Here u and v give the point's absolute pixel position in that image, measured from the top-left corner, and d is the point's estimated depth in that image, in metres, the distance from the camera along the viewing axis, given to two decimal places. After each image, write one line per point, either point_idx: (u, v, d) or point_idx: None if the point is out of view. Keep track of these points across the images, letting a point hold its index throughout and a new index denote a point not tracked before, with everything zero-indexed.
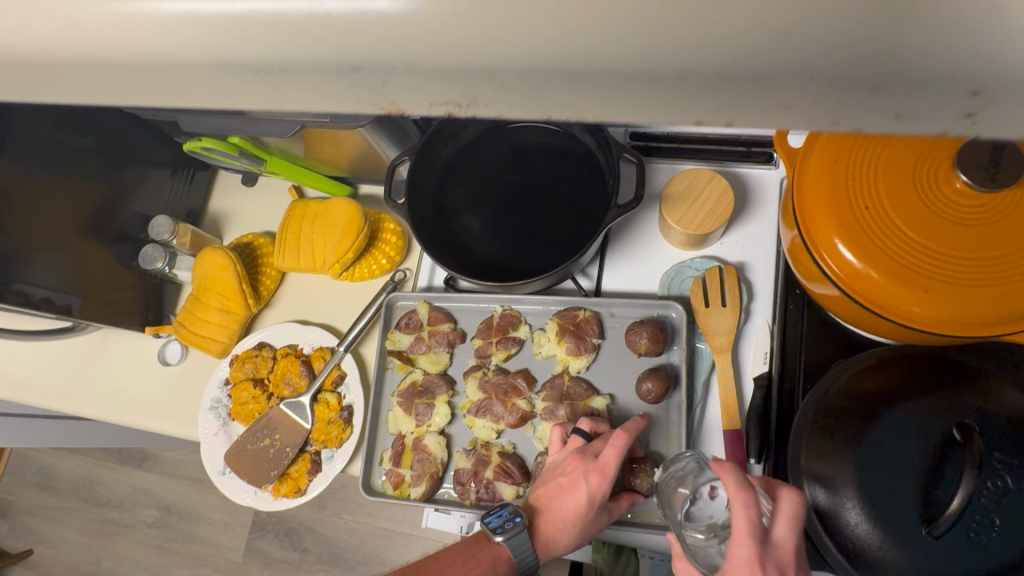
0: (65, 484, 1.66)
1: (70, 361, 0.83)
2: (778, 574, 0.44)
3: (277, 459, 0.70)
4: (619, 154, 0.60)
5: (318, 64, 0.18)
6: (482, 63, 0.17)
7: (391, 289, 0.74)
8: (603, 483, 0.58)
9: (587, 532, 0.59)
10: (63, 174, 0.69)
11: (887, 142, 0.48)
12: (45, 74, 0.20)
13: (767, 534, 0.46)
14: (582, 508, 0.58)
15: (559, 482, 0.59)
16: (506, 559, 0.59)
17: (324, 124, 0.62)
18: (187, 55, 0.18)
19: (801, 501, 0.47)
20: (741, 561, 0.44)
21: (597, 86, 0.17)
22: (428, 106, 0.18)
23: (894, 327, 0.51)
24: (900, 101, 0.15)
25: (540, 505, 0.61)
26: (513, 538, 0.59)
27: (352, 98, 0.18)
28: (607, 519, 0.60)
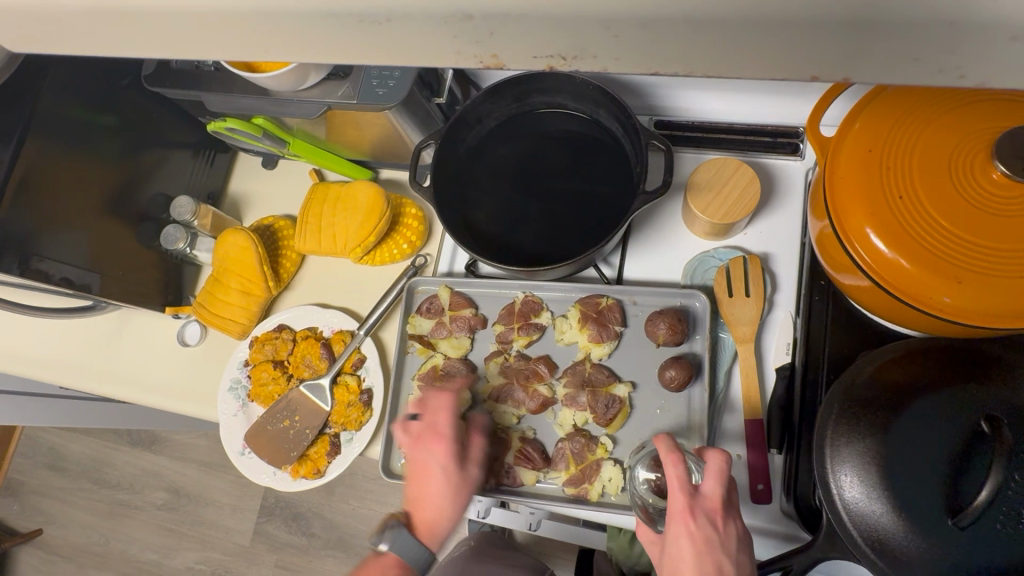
0: (75, 465, 1.67)
1: (90, 339, 0.83)
2: (708, 522, 0.52)
3: (297, 440, 0.70)
4: (648, 141, 0.59)
5: (431, 12, 0.24)
6: (566, 13, 0.23)
7: (412, 274, 0.74)
8: (447, 444, 0.60)
9: (463, 493, 0.60)
10: (87, 151, 0.69)
11: (922, 132, 0.48)
12: (214, 19, 0.26)
13: (695, 488, 0.53)
14: (444, 477, 0.59)
15: (415, 468, 0.60)
16: (396, 565, 0.58)
17: (351, 106, 0.62)
18: (328, 6, 0.24)
19: (727, 459, 0.54)
20: (676, 513, 0.52)
21: (648, 33, 0.23)
22: (534, 58, 0.25)
23: (925, 319, 0.51)
24: (968, 63, 0.22)
25: (412, 504, 0.60)
26: (395, 540, 0.58)
27: (458, 50, 0.25)
28: (475, 476, 0.61)
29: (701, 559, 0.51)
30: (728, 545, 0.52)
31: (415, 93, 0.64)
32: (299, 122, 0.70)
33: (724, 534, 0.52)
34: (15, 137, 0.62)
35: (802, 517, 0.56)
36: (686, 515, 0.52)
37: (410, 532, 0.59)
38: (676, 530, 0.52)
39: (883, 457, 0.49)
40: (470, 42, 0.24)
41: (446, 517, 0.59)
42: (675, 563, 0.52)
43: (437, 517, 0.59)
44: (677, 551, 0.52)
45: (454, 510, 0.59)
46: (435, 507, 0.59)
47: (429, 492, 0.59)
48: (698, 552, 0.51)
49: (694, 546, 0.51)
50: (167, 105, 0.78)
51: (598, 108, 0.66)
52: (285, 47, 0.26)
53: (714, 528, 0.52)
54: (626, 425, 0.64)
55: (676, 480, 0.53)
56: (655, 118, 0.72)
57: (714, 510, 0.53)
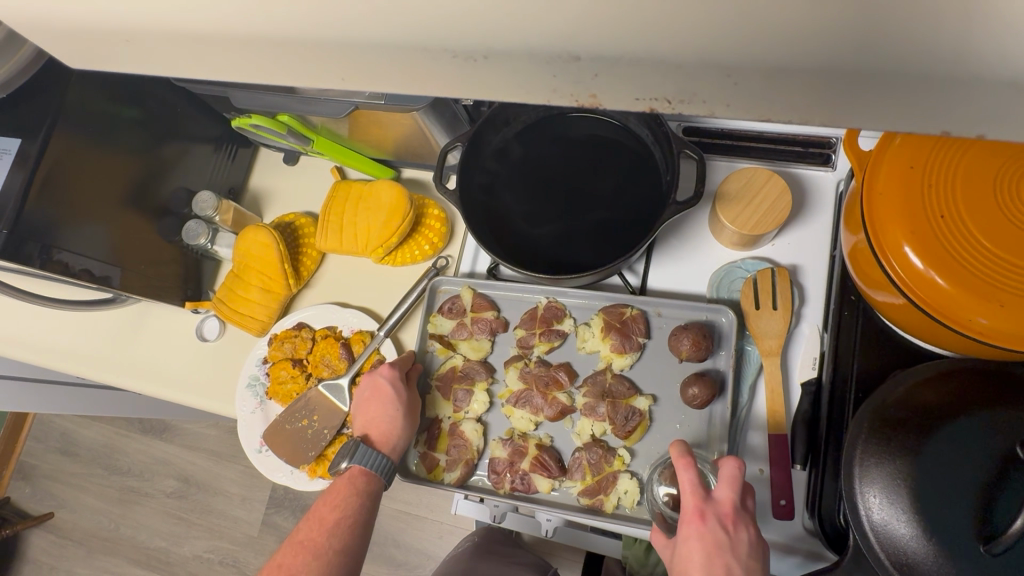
0: (87, 451, 1.69)
1: (108, 331, 0.83)
2: (720, 527, 0.51)
3: (315, 440, 0.70)
4: (679, 150, 0.58)
5: (511, 47, 0.23)
6: (658, 53, 0.22)
7: (434, 275, 0.74)
8: (394, 369, 0.67)
9: (413, 409, 0.66)
10: (111, 147, 0.68)
11: (967, 150, 0.47)
12: (277, 45, 0.25)
13: (708, 493, 0.53)
14: (395, 397, 0.65)
15: (366, 397, 0.66)
16: (362, 472, 0.64)
17: (380, 106, 0.61)
18: (399, 36, 0.23)
19: (740, 466, 0.53)
20: (686, 514, 0.52)
21: (745, 73, 0.22)
22: (636, 100, 0.23)
23: (962, 340, 0.49)
24: None
25: (367, 428, 0.65)
26: (356, 455, 0.64)
27: (543, 84, 0.24)
28: (417, 397, 0.68)
29: (709, 560, 0.50)
30: (738, 549, 0.51)
31: (443, 97, 0.63)
32: (322, 119, 0.69)
33: (736, 539, 0.51)
34: (42, 130, 0.61)
35: (827, 536, 0.55)
36: (695, 516, 0.51)
37: (368, 447, 0.64)
38: (686, 531, 0.51)
39: (914, 480, 0.48)
40: (568, 82, 0.24)
41: (399, 431, 0.65)
42: (683, 564, 0.51)
43: (389, 432, 0.65)
44: (686, 552, 0.51)
45: (406, 424, 0.65)
46: (388, 424, 0.65)
47: (382, 413, 0.65)
48: (708, 556, 0.50)
49: (704, 548, 0.50)
50: (192, 101, 0.78)
51: (628, 114, 0.65)
52: (349, 67, 0.26)
53: (725, 532, 0.51)
54: (645, 437, 0.64)
55: (688, 483, 0.53)
56: (686, 125, 0.71)
57: (726, 515, 0.52)
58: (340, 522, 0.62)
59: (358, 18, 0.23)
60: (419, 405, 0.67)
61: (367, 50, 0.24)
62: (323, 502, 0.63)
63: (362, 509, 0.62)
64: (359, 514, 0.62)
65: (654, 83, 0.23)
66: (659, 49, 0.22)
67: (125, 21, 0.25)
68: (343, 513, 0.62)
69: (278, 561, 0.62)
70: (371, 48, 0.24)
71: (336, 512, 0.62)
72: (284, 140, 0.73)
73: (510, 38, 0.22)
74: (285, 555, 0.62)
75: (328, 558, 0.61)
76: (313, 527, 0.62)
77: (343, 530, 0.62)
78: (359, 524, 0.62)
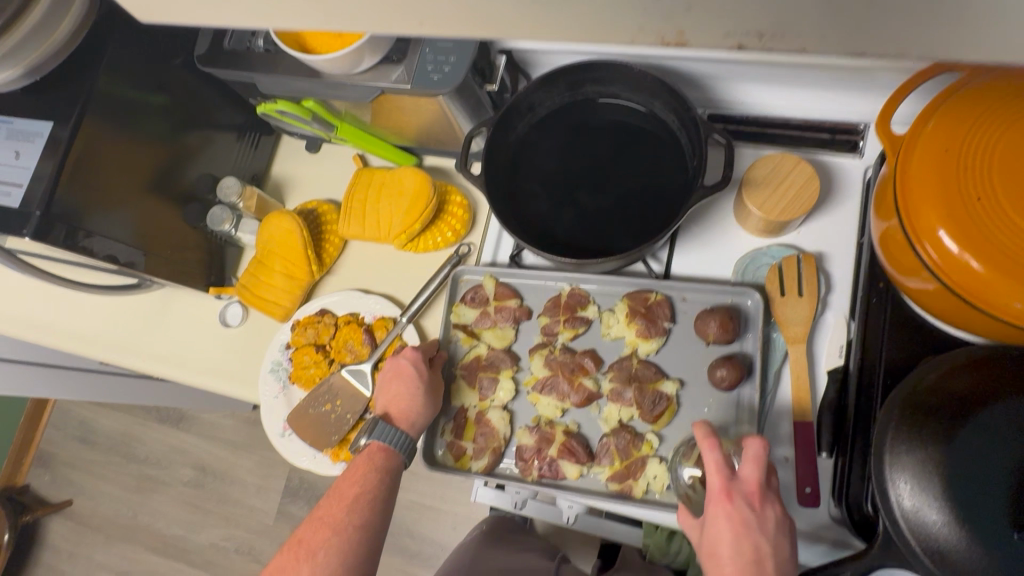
0: (105, 439, 1.71)
1: (133, 317, 0.84)
2: (747, 506, 0.50)
3: (338, 424, 0.71)
4: (707, 134, 0.58)
5: None
6: None
7: (456, 262, 0.74)
8: (415, 350, 0.67)
9: (434, 389, 0.67)
10: (141, 129, 0.69)
11: (1004, 132, 0.46)
12: None
13: (734, 473, 0.52)
14: (416, 376, 0.66)
15: (388, 376, 0.67)
16: (381, 448, 0.64)
17: (405, 90, 0.61)
18: None
19: (764, 445, 0.52)
20: (713, 496, 0.52)
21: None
22: (724, 35, 0.27)
23: (994, 324, 0.49)
24: None
25: (388, 407, 0.66)
26: (376, 431, 0.65)
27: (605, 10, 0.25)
28: (439, 379, 0.68)
29: (735, 538, 0.49)
30: (766, 527, 0.50)
31: (469, 81, 0.63)
32: (346, 105, 0.69)
33: (764, 518, 0.50)
34: (74, 117, 0.62)
35: (855, 523, 0.54)
36: (721, 497, 0.51)
37: (387, 424, 0.65)
38: (714, 511, 0.51)
39: (945, 464, 0.47)
40: (655, 15, 0.26)
41: (420, 409, 0.65)
42: (711, 545, 0.51)
43: (408, 410, 0.65)
44: (713, 532, 0.51)
45: (426, 402, 0.66)
46: (407, 401, 0.65)
47: (402, 392, 0.65)
48: (735, 534, 0.49)
49: (731, 528, 0.50)
50: (219, 87, 0.78)
51: (653, 99, 0.64)
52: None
53: (752, 511, 0.50)
54: (672, 422, 0.63)
55: (712, 464, 0.52)
56: (711, 112, 0.70)
57: (752, 495, 0.51)
58: (359, 497, 0.62)
59: None
60: (442, 387, 0.68)
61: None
62: (342, 480, 0.63)
63: (381, 485, 0.63)
64: (379, 488, 0.62)
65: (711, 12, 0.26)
66: None
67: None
68: (361, 489, 0.62)
69: (298, 537, 0.62)
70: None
71: (355, 488, 0.62)
72: (309, 127, 0.74)
73: None
74: (304, 531, 0.62)
75: (348, 535, 0.60)
76: (333, 503, 0.62)
77: (362, 506, 0.61)
78: (378, 500, 0.62)
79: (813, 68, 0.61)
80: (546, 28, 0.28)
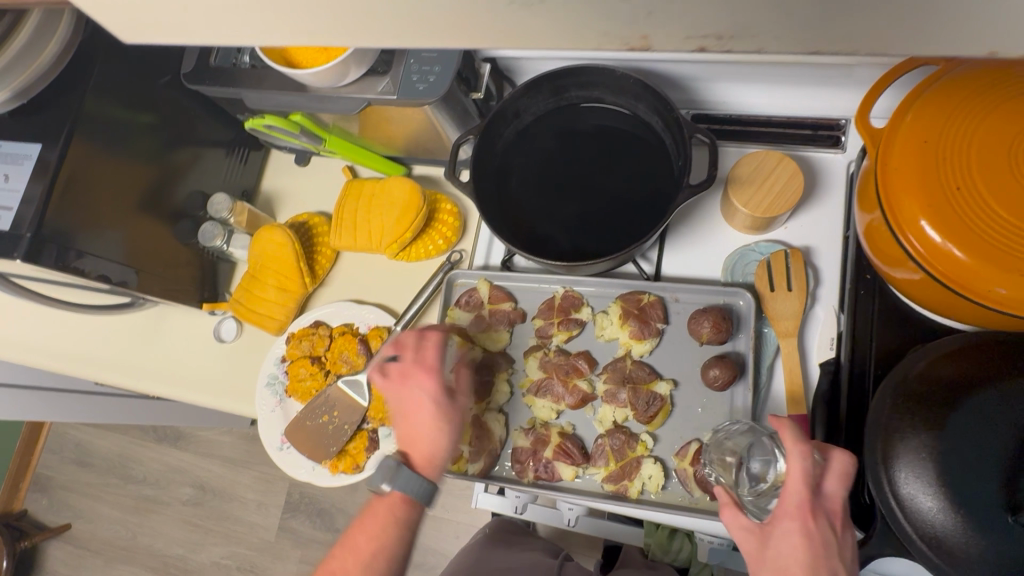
0: (103, 461, 1.70)
1: (127, 335, 0.84)
2: (828, 525, 0.46)
3: (336, 436, 0.71)
4: (691, 135, 0.58)
5: None
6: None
7: (450, 268, 0.74)
8: (432, 380, 0.61)
9: (457, 423, 0.61)
10: (130, 149, 0.69)
11: (980, 123, 0.47)
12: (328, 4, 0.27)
13: (817, 486, 0.47)
14: (437, 412, 0.60)
15: (406, 409, 0.61)
16: (403, 500, 0.59)
17: (392, 101, 0.62)
18: None
19: (852, 460, 0.48)
20: (794, 507, 0.46)
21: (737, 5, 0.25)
22: (686, 40, 0.28)
23: (982, 311, 0.49)
24: None
25: (407, 441, 0.61)
26: (398, 480, 0.59)
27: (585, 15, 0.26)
28: (463, 408, 0.63)
29: (817, 559, 0.45)
30: (843, 554, 0.46)
31: (454, 89, 0.63)
32: (334, 118, 0.70)
33: (844, 542, 0.46)
34: (62, 138, 0.62)
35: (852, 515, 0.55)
36: (806, 512, 0.46)
37: (412, 471, 0.59)
38: (789, 526, 0.46)
39: (937, 451, 0.48)
40: (621, 26, 0.27)
41: (445, 447, 0.60)
42: (780, 562, 0.46)
43: (434, 450, 0.60)
44: (788, 548, 0.46)
45: (451, 439, 0.60)
46: (432, 443, 0.60)
47: (427, 431, 0.59)
48: (814, 555, 0.45)
49: (811, 547, 0.45)
50: (205, 104, 0.79)
51: (637, 102, 0.65)
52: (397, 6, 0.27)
53: (833, 533, 0.46)
54: (666, 422, 0.64)
55: (797, 471, 0.47)
56: (694, 112, 0.71)
57: (834, 514, 0.47)
58: (376, 555, 0.57)
59: None
60: (464, 416, 0.63)
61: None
62: (356, 532, 0.59)
63: (400, 544, 0.58)
64: (400, 543, 0.58)
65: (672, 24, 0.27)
66: None
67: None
68: (380, 545, 0.57)
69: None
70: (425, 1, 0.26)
71: (373, 543, 0.58)
72: (297, 140, 0.73)
73: None
74: (317, 573, 0.59)
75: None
76: (348, 556, 0.58)
77: (380, 562, 0.57)
78: (396, 557, 0.58)
79: (792, 65, 0.62)
80: (521, 36, 0.29)
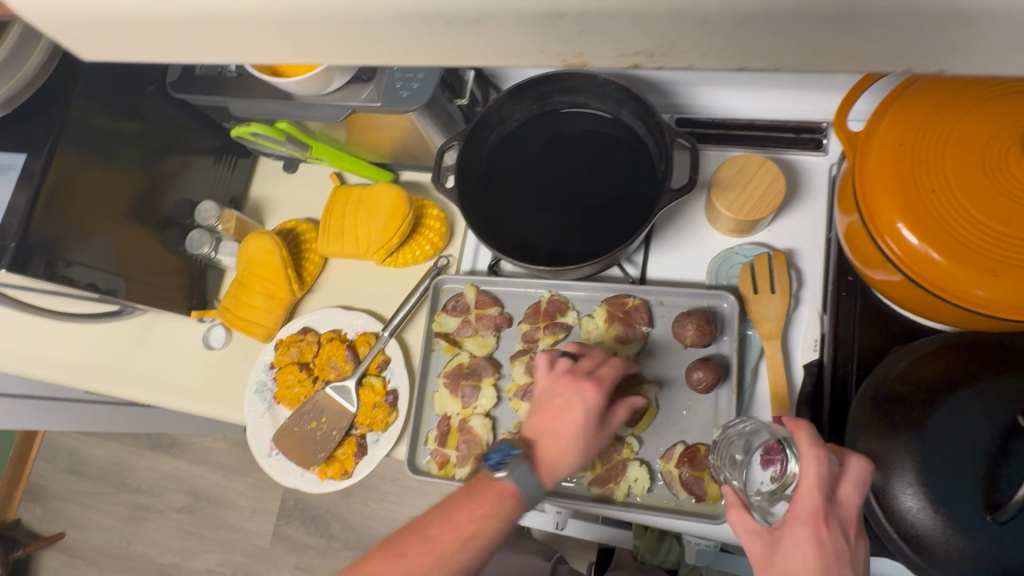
0: (96, 469, 1.70)
1: (116, 344, 0.84)
2: (840, 533, 0.46)
3: (324, 441, 0.71)
4: (672, 139, 0.59)
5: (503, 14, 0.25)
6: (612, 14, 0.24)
7: (436, 274, 0.75)
8: (600, 394, 0.58)
9: (593, 443, 0.58)
10: (115, 158, 0.69)
11: (955, 127, 0.47)
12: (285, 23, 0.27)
13: (831, 493, 0.47)
14: (585, 423, 0.57)
15: (557, 405, 0.58)
16: (513, 495, 0.54)
17: (376, 109, 0.62)
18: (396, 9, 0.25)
19: (868, 467, 0.48)
20: (807, 514, 0.46)
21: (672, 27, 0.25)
22: (619, 57, 0.27)
23: (960, 313, 0.50)
24: None
25: (538, 434, 0.58)
26: (517, 471, 0.55)
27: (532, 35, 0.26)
28: (607, 437, 0.59)
29: (826, 567, 0.44)
30: (855, 561, 0.46)
31: (438, 95, 0.64)
32: (321, 125, 0.70)
33: (854, 548, 0.46)
34: (47, 147, 0.63)
35: None
36: (820, 519, 0.45)
37: (531, 467, 0.56)
38: (800, 533, 0.46)
39: (917, 451, 0.48)
40: (555, 44, 0.27)
41: (573, 459, 0.57)
42: (788, 568, 0.45)
43: (562, 456, 0.57)
44: (797, 555, 0.45)
45: (581, 454, 0.57)
46: (562, 449, 0.56)
47: (560, 435, 0.57)
48: (824, 563, 0.44)
49: (821, 554, 0.45)
50: (192, 112, 0.79)
51: (619, 107, 0.66)
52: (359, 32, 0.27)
53: (845, 539, 0.46)
54: (653, 424, 0.64)
55: (812, 476, 0.46)
56: (677, 116, 0.72)
57: (847, 521, 0.47)
58: (475, 539, 0.53)
59: None
60: (602, 442, 0.59)
61: (384, 22, 0.26)
62: (447, 512, 0.54)
63: (499, 536, 0.53)
64: (497, 539, 0.53)
65: (615, 44, 0.26)
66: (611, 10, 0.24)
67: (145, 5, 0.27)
68: (480, 529, 0.53)
69: (392, 544, 0.54)
70: (390, 24, 0.27)
71: (473, 525, 0.53)
72: (283, 147, 0.73)
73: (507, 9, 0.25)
74: (400, 542, 0.54)
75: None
76: (442, 532, 0.53)
77: (473, 549, 0.53)
78: (490, 548, 0.53)
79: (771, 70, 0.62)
80: None
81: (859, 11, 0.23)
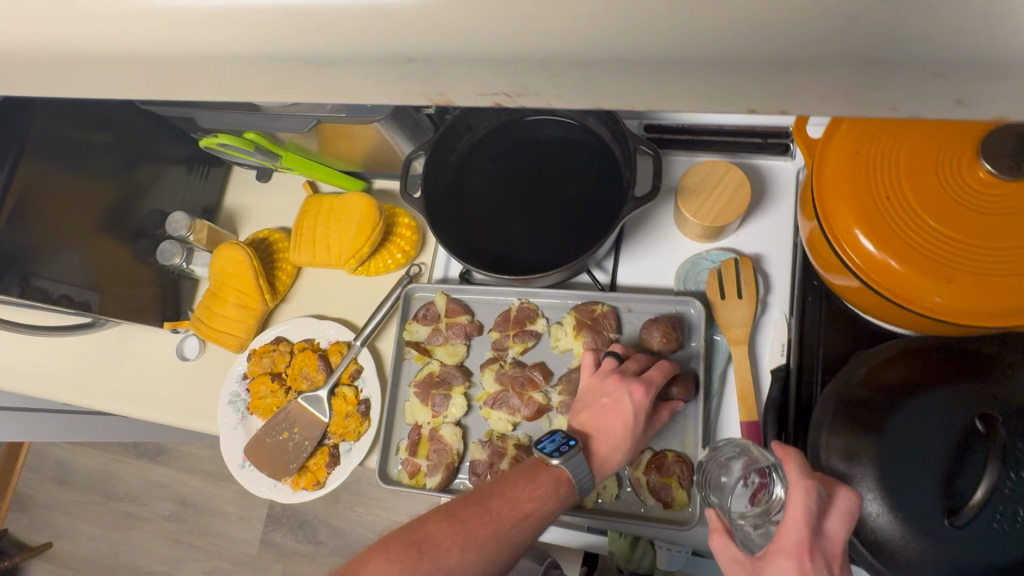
0: (82, 478, 1.69)
1: (90, 356, 0.84)
2: (824, 567, 0.44)
3: (296, 452, 0.70)
4: (636, 146, 0.59)
5: (370, 56, 0.23)
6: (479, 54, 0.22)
7: (407, 282, 0.75)
8: (649, 395, 0.58)
9: (641, 440, 0.59)
10: (80, 171, 0.69)
11: (909, 133, 0.47)
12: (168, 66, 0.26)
13: (818, 524, 0.45)
14: (634, 422, 0.58)
15: (606, 404, 0.59)
16: (568, 481, 0.56)
17: (340, 119, 0.62)
18: (261, 52, 0.24)
19: (858, 501, 0.46)
20: (790, 546, 0.44)
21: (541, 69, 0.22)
22: (479, 95, 0.24)
23: (917, 318, 0.50)
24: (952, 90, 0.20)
25: (590, 429, 0.60)
26: (572, 460, 0.56)
27: (405, 79, 0.24)
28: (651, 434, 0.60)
29: None
30: None
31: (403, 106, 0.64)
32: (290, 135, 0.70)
33: None
34: (8, 159, 0.62)
35: None
36: (805, 552, 0.44)
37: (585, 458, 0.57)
38: (783, 565, 0.44)
39: (878, 456, 0.49)
40: (418, 81, 0.24)
41: (621, 453, 0.58)
42: None
43: (613, 450, 0.58)
44: None
45: (631, 449, 0.58)
46: (613, 444, 0.58)
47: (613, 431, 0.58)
48: None
49: None
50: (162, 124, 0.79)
51: (586, 114, 0.66)
52: (244, 80, 0.25)
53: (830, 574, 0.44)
54: None
55: (799, 505, 0.45)
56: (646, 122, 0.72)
57: (833, 555, 0.45)
58: (530, 517, 0.54)
59: (220, 36, 0.23)
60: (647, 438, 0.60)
61: (262, 65, 0.25)
62: (499, 489, 0.56)
63: (551, 516, 0.55)
64: (550, 519, 0.55)
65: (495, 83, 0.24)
66: (472, 52, 0.22)
67: (28, 46, 0.26)
68: (535, 508, 0.55)
69: (450, 509, 0.55)
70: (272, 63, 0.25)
71: (531, 504, 0.55)
72: (252, 157, 0.72)
73: (371, 48, 0.23)
74: (457, 505, 0.55)
75: (494, 548, 0.53)
76: (504, 503, 0.55)
77: (525, 526, 0.54)
78: (542, 524, 0.55)
79: None
80: None
81: (742, 60, 0.21)
